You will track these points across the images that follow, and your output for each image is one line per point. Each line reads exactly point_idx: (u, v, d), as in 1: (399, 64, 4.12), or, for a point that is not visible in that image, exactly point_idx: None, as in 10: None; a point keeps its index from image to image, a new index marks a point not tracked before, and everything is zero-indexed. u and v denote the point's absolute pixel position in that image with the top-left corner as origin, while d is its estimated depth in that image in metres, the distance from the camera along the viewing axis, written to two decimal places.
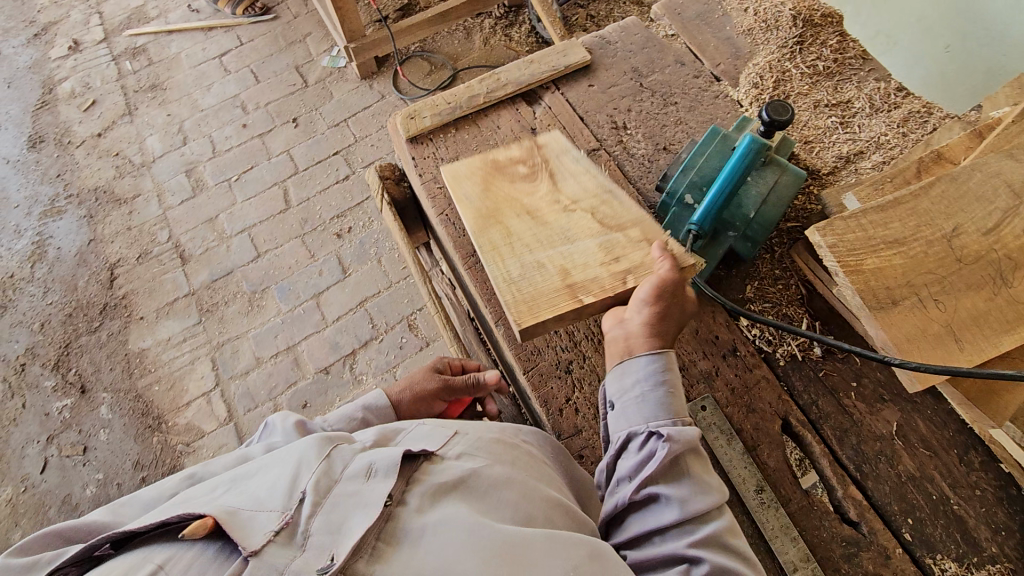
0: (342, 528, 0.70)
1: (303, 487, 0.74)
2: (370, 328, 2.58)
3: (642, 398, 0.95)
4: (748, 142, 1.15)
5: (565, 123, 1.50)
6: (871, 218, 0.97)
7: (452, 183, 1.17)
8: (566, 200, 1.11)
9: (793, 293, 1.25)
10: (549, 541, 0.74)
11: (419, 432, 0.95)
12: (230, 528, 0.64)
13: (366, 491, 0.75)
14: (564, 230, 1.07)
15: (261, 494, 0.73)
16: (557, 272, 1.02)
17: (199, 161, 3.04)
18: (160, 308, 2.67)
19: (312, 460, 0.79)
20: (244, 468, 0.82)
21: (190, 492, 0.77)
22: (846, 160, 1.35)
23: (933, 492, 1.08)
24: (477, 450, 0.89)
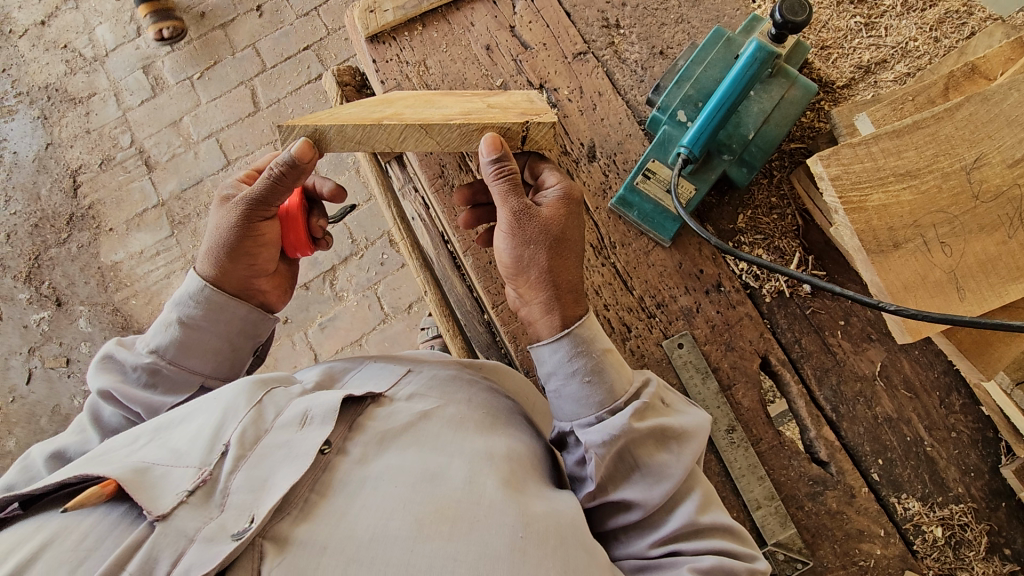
0: (265, 483, 0.64)
1: (226, 439, 0.68)
2: (350, 244, 2.47)
3: (559, 394, 0.82)
4: (755, 50, 0.96)
5: (550, 19, 1.30)
6: (884, 144, 0.84)
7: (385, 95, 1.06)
8: (478, 99, 0.96)
9: (788, 224, 1.16)
10: (485, 497, 0.66)
11: (370, 369, 0.87)
12: (134, 490, 0.60)
13: (296, 440, 0.68)
14: (442, 107, 0.88)
15: (179, 447, 0.68)
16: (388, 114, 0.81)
17: (157, 55, 2.75)
18: (130, 219, 2.56)
19: (240, 407, 0.72)
20: (174, 411, 0.76)
21: (108, 444, 0.72)
22: (866, 71, 1.19)
23: (907, 434, 1.06)
24: (429, 389, 0.81)
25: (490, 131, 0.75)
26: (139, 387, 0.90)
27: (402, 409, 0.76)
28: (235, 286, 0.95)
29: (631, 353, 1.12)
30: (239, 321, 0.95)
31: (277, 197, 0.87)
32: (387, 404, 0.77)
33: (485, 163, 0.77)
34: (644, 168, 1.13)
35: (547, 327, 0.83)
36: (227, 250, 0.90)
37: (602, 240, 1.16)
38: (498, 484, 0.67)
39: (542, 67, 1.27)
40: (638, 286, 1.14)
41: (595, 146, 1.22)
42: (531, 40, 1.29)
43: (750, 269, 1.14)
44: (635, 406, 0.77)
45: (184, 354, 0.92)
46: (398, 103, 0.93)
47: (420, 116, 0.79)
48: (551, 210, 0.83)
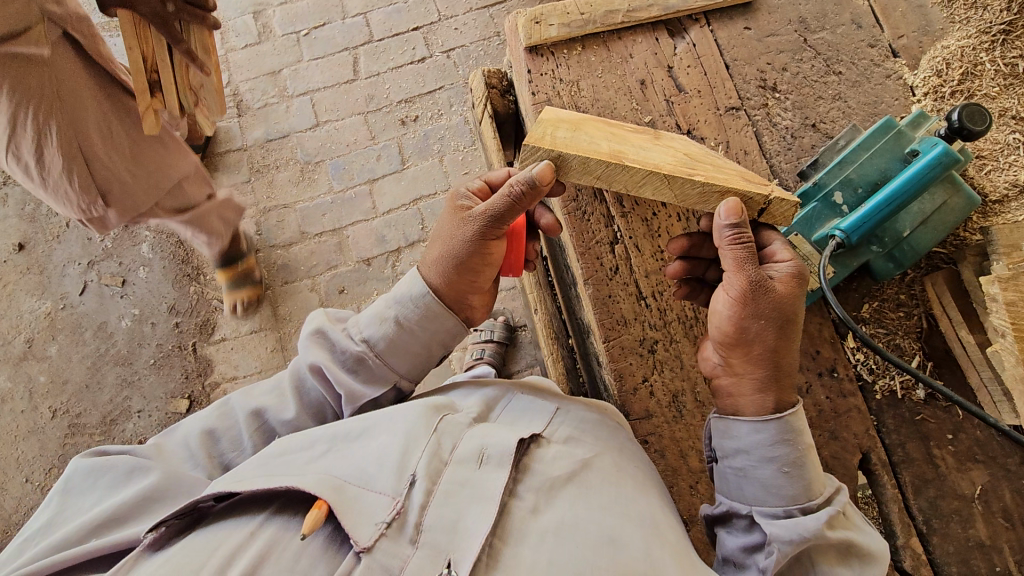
0: (457, 520, 0.73)
1: (412, 470, 0.77)
2: (420, 230, 2.48)
3: (746, 473, 0.90)
4: (941, 154, 0.97)
5: (709, 68, 1.30)
6: None
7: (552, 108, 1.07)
8: (660, 141, 1.03)
9: (913, 325, 1.14)
10: (662, 574, 0.72)
11: (521, 403, 0.94)
12: (345, 516, 0.71)
13: (478, 482, 0.77)
14: (641, 145, 0.96)
15: (366, 469, 0.79)
16: (608, 147, 0.89)
17: (270, 5, 2.79)
18: (211, 157, 2.58)
19: (419, 437, 0.81)
20: (349, 424, 0.86)
21: (294, 446, 0.84)
22: (1020, 190, 1.17)
23: (998, 564, 1.03)
24: (582, 435, 0.89)
25: (731, 196, 0.87)
26: (345, 370, 1.00)
27: (564, 456, 0.84)
28: (451, 296, 1.03)
29: None
30: (442, 333, 1.04)
31: (511, 212, 0.97)
32: (547, 447, 0.85)
33: (723, 226, 0.88)
34: (785, 238, 1.11)
35: (756, 406, 0.90)
36: (459, 259, 1.00)
37: None
38: (671, 564, 0.74)
39: (693, 114, 1.27)
40: None
41: None
42: (687, 85, 1.29)
43: (866, 361, 1.13)
44: (832, 515, 0.82)
45: (390, 352, 1.01)
46: (588, 126, 0.98)
47: (641, 157, 0.89)
48: (783, 287, 0.89)
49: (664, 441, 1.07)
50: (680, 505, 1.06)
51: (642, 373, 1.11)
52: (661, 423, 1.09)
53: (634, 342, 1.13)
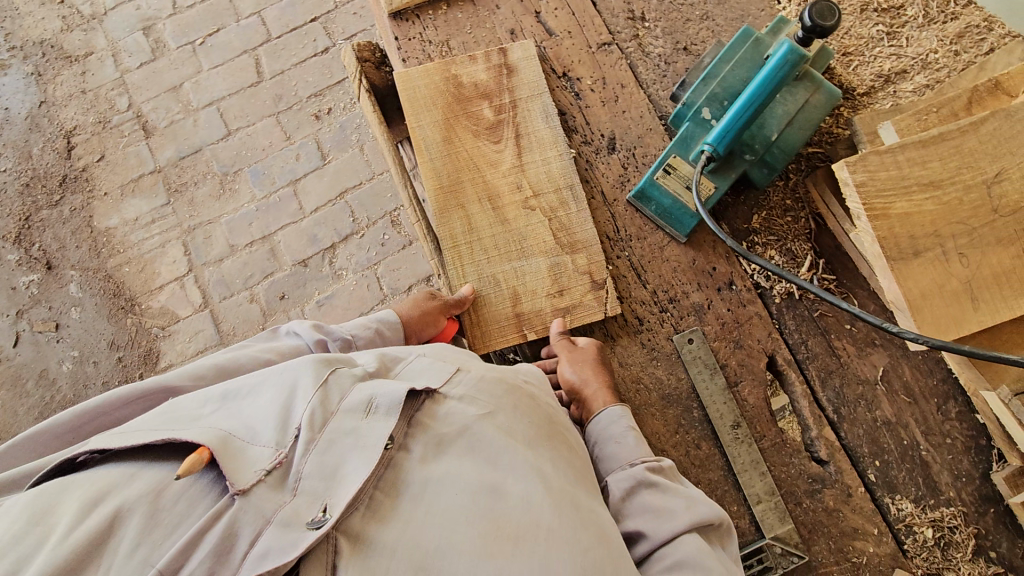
0: (337, 471, 0.75)
1: (297, 423, 0.77)
2: (351, 223, 2.45)
3: (597, 459, 1.03)
4: (787, 52, 0.96)
5: (575, 7, 1.29)
6: (910, 154, 0.86)
7: (413, 111, 1.19)
8: (528, 189, 1.17)
9: (801, 227, 1.17)
10: (538, 516, 0.78)
11: (420, 364, 0.98)
12: (226, 462, 0.70)
13: (364, 430, 0.79)
14: (521, 236, 1.15)
15: (253, 422, 0.77)
16: (509, 294, 1.14)
17: (158, 18, 2.68)
18: (125, 185, 2.50)
19: (308, 389, 0.82)
20: (242, 382, 0.85)
21: (183, 402, 0.81)
22: (886, 80, 1.20)
23: (904, 437, 1.10)
24: (479, 394, 0.92)
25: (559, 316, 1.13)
26: None
27: (457, 413, 0.88)
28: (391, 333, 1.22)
29: (642, 346, 1.13)
30: None
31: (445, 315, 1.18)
32: (442, 404, 0.89)
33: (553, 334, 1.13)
34: (665, 163, 1.13)
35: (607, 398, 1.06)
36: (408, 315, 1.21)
37: (619, 233, 1.17)
38: (548, 506, 0.79)
39: (565, 55, 1.26)
40: (652, 281, 1.15)
41: (615, 139, 1.22)
42: (556, 27, 1.28)
43: (762, 269, 1.16)
44: (649, 458, 0.96)
45: None
46: (473, 214, 1.16)
47: (526, 283, 1.14)
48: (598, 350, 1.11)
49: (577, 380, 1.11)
50: None
51: (547, 318, 1.13)
52: None
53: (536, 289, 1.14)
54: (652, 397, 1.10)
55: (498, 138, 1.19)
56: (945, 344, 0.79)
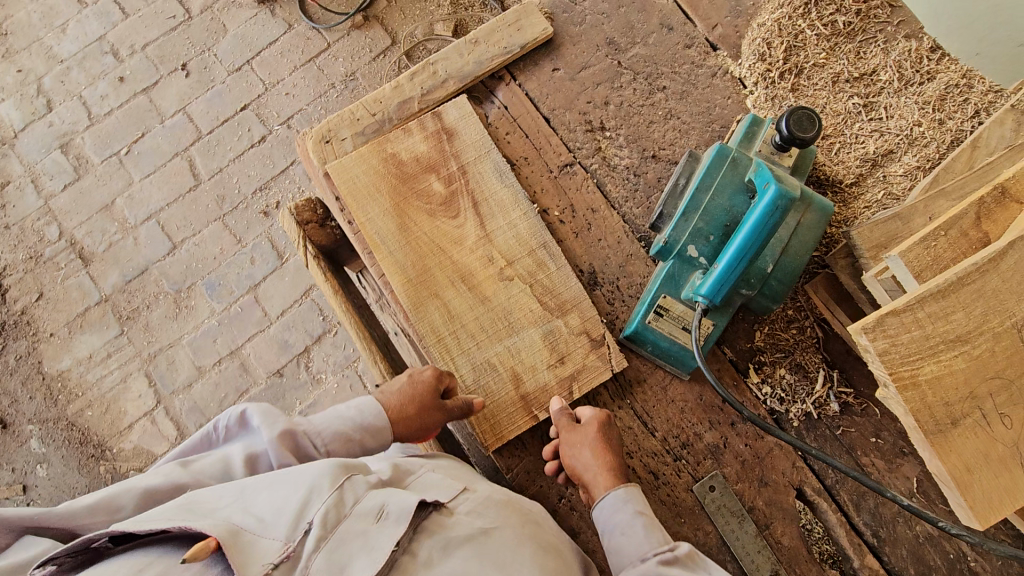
0: (343, 570, 0.69)
1: (310, 517, 0.72)
2: (321, 321, 2.31)
3: (610, 551, 0.87)
4: (774, 198, 0.86)
5: (528, 128, 1.18)
6: (931, 308, 0.77)
7: (357, 205, 1.09)
8: (501, 260, 1.08)
9: (809, 339, 1.09)
10: None
11: (430, 477, 0.91)
12: (236, 553, 0.65)
13: (373, 535, 0.72)
14: (506, 308, 1.06)
15: (265, 516, 0.72)
16: (509, 375, 1.03)
17: (75, 132, 2.48)
18: (72, 321, 2.32)
19: (324, 487, 0.76)
20: (262, 475, 0.79)
21: (195, 495, 0.76)
22: (872, 164, 1.11)
23: (950, 551, 1.04)
24: (487, 509, 0.86)
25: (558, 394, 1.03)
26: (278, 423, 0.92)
27: (465, 521, 0.81)
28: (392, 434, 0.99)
29: (662, 503, 1.04)
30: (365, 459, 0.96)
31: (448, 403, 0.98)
32: (452, 516, 0.82)
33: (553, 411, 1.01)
34: (655, 305, 1.04)
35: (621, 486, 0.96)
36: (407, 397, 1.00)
37: (617, 379, 1.08)
38: None
39: (527, 184, 1.15)
40: (660, 427, 1.06)
41: (596, 273, 1.12)
42: (511, 154, 1.17)
43: (774, 393, 1.08)
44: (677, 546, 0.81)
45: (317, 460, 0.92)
46: (453, 302, 1.06)
47: (523, 359, 1.04)
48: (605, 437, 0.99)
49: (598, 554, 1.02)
50: None
51: (556, 491, 1.04)
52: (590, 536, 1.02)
53: (539, 460, 1.05)
54: None
55: (457, 212, 1.09)
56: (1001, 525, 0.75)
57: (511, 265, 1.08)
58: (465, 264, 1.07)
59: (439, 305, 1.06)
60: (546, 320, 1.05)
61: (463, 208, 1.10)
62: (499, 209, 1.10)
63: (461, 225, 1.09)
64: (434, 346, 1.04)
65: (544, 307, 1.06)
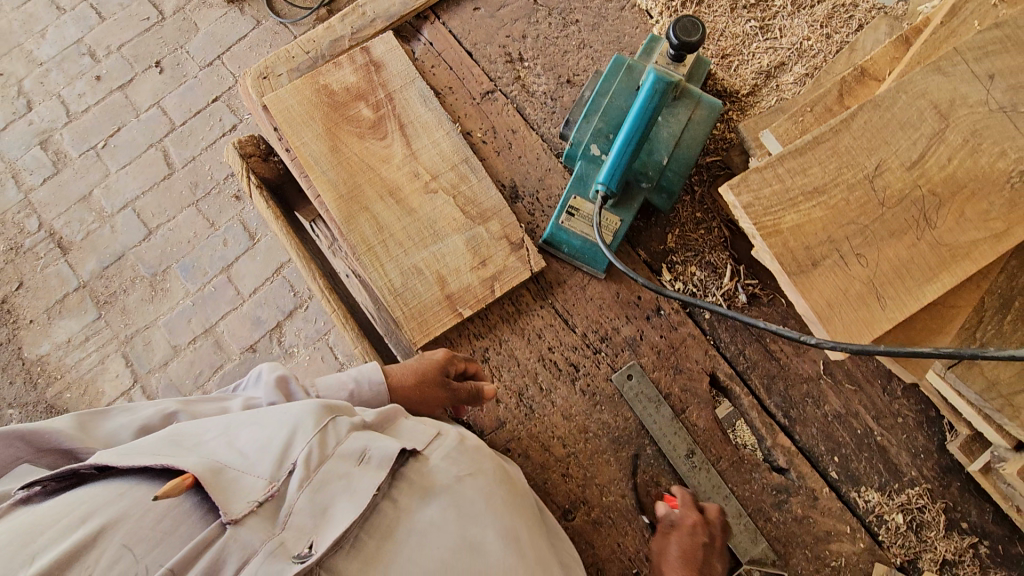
0: (326, 511, 0.71)
1: (293, 458, 0.73)
2: (293, 297, 2.38)
3: None
4: (654, 82, 0.97)
5: (452, 62, 1.27)
6: (789, 165, 0.85)
7: (290, 130, 1.17)
8: (425, 176, 1.16)
9: (717, 237, 1.16)
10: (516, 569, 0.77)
11: (410, 424, 0.91)
12: (215, 493, 0.66)
13: (356, 478, 0.75)
14: (430, 218, 1.13)
15: (249, 452, 0.73)
16: (435, 280, 1.11)
17: (54, 129, 2.59)
18: (51, 307, 2.40)
19: (308, 427, 0.77)
20: (246, 412, 0.81)
21: (176, 428, 0.76)
22: (767, 75, 1.20)
23: (857, 427, 1.09)
24: (462, 454, 0.88)
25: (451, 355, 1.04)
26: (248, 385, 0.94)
27: (442, 468, 0.83)
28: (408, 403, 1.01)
29: (582, 393, 1.10)
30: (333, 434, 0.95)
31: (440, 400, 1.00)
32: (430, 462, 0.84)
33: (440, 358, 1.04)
34: (567, 206, 1.12)
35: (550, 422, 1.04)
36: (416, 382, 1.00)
37: (539, 282, 1.15)
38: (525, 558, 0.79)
39: (451, 111, 1.24)
40: (580, 324, 1.13)
41: (517, 187, 1.20)
42: (437, 85, 1.26)
43: (686, 288, 1.15)
44: None
45: None
46: (380, 215, 1.14)
47: (448, 264, 1.11)
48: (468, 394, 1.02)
49: (524, 442, 1.08)
50: (558, 496, 1.05)
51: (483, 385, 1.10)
52: (516, 426, 1.08)
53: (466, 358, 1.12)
54: (603, 442, 1.07)
55: (384, 134, 1.18)
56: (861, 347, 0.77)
57: (435, 179, 1.16)
58: (392, 180, 1.15)
59: (369, 218, 1.13)
60: (468, 227, 1.13)
61: (390, 131, 1.18)
62: (424, 131, 1.19)
63: (388, 146, 1.17)
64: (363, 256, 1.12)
65: (467, 216, 1.14)
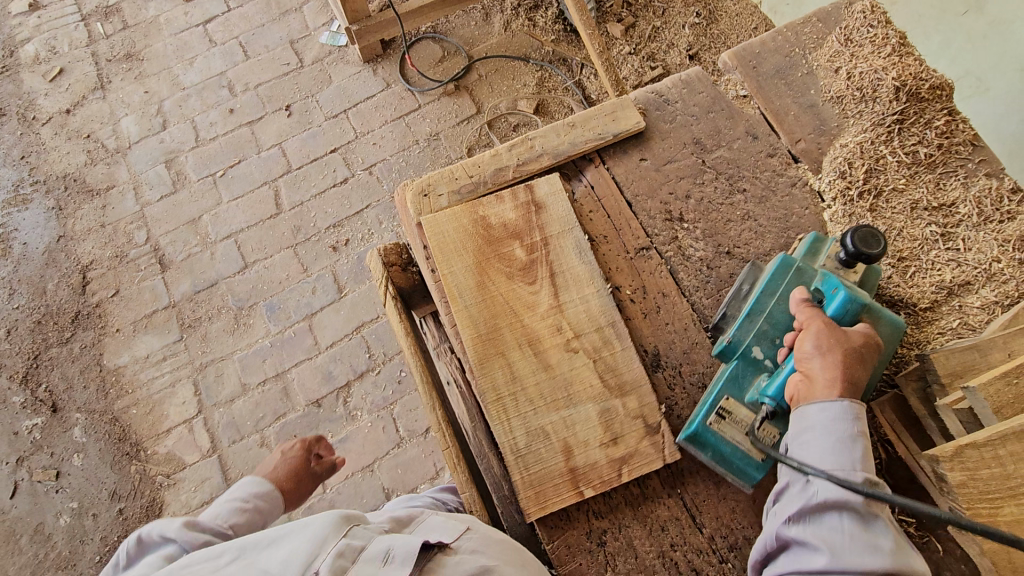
0: None
1: (316, 567, 0.84)
2: (367, 359, 2.36)
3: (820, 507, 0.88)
4: (845, 300, 0.98)
5: (610, 209, 1.24)
6: (1012, 447, 0.75)
7: (439, 257, 1.15)
8: (567, 331, 1.11)
9: (872, 460, 1.05)
10: None
11: (433, 524, 1.03)
12: None
13: None
14: (565, 379, 1.08)
15: (269, 569, 0.84)
16: (563, 445, 1.05)
17: (181, 151, 2.72)
18: (139, 321, 2.46)
19: (330, 538, 0.88)
20: (259, 533, 0.90)
21: (199, 557, 0.89)
22: (948, 292, 1.12)
23: None
24: (487, 548, 0.97)
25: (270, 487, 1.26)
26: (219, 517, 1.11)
27: (462, 563, 0.92)
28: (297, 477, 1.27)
29: None
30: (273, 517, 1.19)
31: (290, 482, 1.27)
32: (449, 556, 0.93)
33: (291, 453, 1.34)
34: (717, 406, 1.05)
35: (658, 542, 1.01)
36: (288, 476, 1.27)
37: (671, 466, 1.07)
38: None
39: (603, 261, 1.20)
40: (709, 524, 1.04)
41: (659, 355, 1.14)
42: (592, 231, 1.23)
43: None
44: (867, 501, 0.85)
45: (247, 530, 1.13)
46: (515, 363, 1.09)
47: (577, 433, 1.05)
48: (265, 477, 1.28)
49: None
50: None
51: (594, 571, 1.01)
52: None
53: (582, 536, 1.04)
54: None
55: (533, 279, 1.15)
56: None
57: (577, 337, 1.11)
58: (536, 327, 1.12)
59: (503, 365, 1.09)
60: (605, 398, 1.07)
61: (540, 276, 1.15)
62: (574, 281, 1.15)
63: (535, 292, 1.14)
64: (493, 405, 1.07)
65: (604, 384, 1.08)
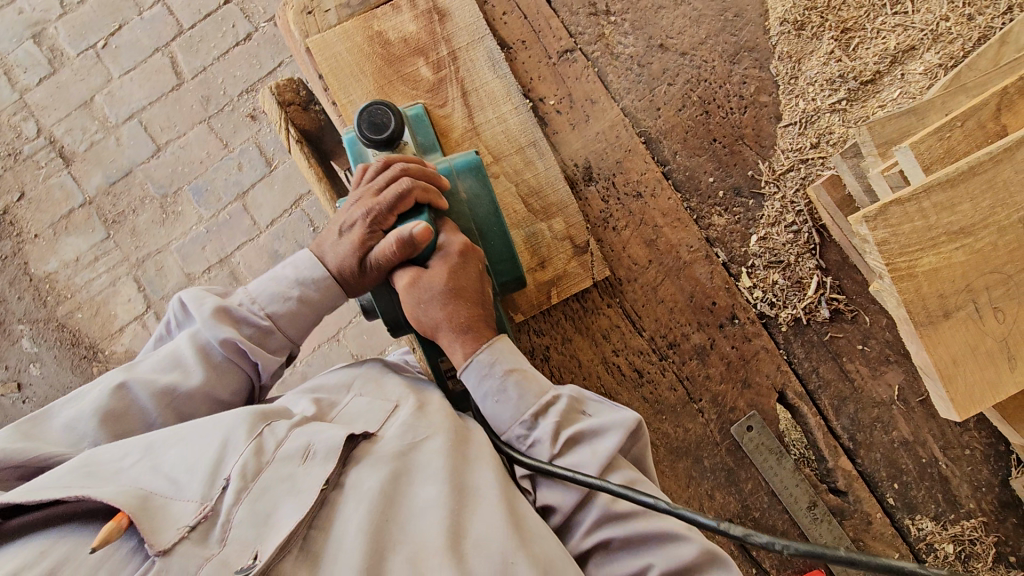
0: (269, 519, 0.67)
1: (226, 473, 0.69)
2: (312, 232, 2.25)
3: (498, 406, 0.80)
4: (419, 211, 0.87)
5: (527, 9, 1.09)
6: (935, 198, 0.74)
7: (335, 85, 1.02)
8: (488, 153, 1.03)
9: (805, 245, 1.05)
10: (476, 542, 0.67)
11: (358, 400, 0.83)
12: (141, 523, 0.62)
13: (301, 478, 0.70)
14: None
15: (178, 475, 0.69)
16: None
17: (48, 21, 2.33)
18: (57, 222, 2.27)
19: (239, 439, 0.72)
20: (172, 428, 0.75)
21: (98, 455, 0.72)
22: (892, 60, 1.04)
23: (923, 456, 1.06)
24: (418, 422, 0.78)
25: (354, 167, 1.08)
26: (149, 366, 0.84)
27: (393, 440, 0.76)
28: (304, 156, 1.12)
29: (644, 401, 1.05)
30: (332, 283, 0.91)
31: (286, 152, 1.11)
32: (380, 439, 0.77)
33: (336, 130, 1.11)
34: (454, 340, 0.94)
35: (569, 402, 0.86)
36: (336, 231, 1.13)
37: (608, 280, 1.06)
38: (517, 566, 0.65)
39: (523, 71, 1.08)
40: (649, 327, 1.05)
41: (591, 168, 1.07)
42: (507, 37, 1.09)
43: (765, 297, 1.06)
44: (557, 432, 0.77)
45: (292, 326, 0.90)
46: None
47: None
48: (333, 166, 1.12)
49: None
50: None
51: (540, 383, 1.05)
52: None
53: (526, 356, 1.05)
54: (660, 452, 1.04)
55: (445, 101, 1.03)
56: (973, 366, 0.75)
57: (497, 161, 1.03)
58: (453, 153, 1.02)
59: None
60: (529, 222, 1.02)
61: (452, 94, 1.03)
62: (491, 96, 1.04)
63: (449, 116, 1.03)
64: None
65: (529, 208, 1.02)
